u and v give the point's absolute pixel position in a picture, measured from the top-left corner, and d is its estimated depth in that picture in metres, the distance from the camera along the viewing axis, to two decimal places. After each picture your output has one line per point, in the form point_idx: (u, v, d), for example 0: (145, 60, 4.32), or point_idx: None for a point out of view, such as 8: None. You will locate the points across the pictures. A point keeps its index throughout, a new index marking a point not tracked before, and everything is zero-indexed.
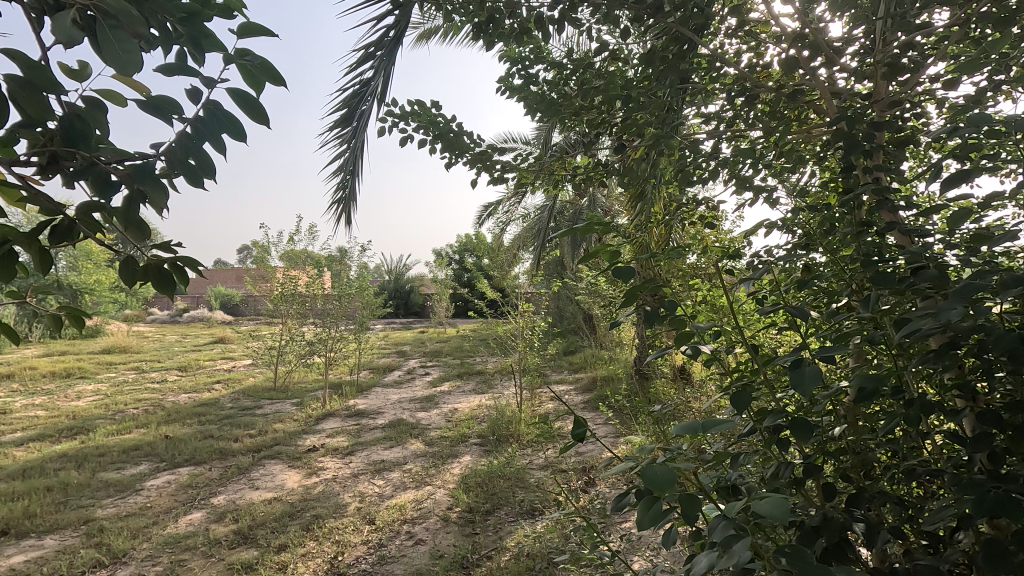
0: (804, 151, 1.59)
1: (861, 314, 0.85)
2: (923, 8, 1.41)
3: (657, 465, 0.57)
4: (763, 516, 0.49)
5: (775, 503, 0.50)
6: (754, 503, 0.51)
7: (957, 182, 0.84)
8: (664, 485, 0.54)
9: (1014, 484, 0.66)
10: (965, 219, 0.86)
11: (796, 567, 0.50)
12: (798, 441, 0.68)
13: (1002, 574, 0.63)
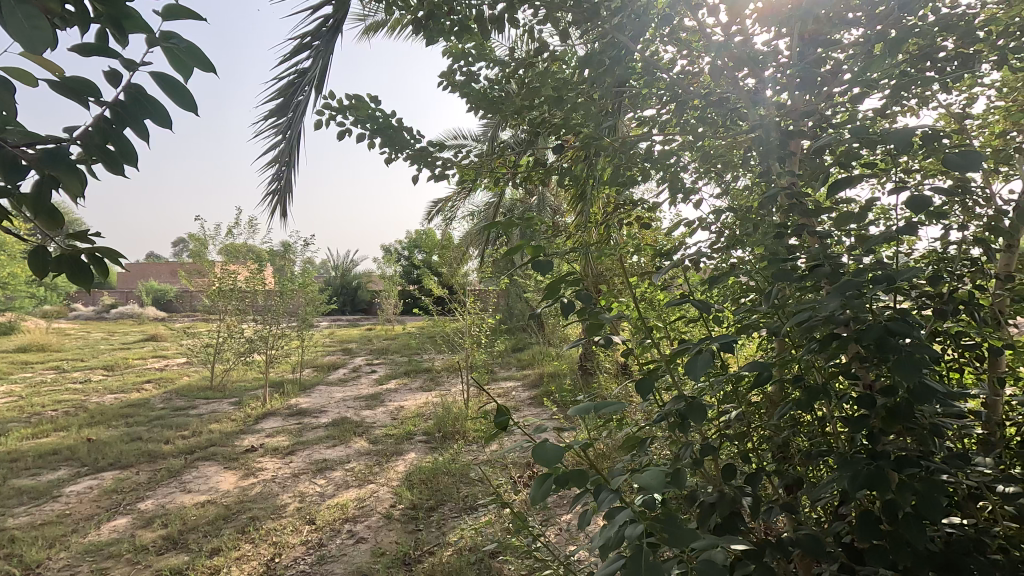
0: (733, 157, 1.69)
1: (765, 308, 0.92)
2: (837, 26, 1.53)
3: (550, 446, 0.61)
4: (638, 484, 0.54)
5: (654, 475, 0.55)
6: (633, 475, 0.57)
7: (834, 191, 0.96)
8: (554, 461, 0.60)
9: (886, 459, 0.74)
10: (847, 219, 0.96)
11: (671, 535, 0.55)
12: (695, 423, 0.73)
13: (871, 539, 0.71)
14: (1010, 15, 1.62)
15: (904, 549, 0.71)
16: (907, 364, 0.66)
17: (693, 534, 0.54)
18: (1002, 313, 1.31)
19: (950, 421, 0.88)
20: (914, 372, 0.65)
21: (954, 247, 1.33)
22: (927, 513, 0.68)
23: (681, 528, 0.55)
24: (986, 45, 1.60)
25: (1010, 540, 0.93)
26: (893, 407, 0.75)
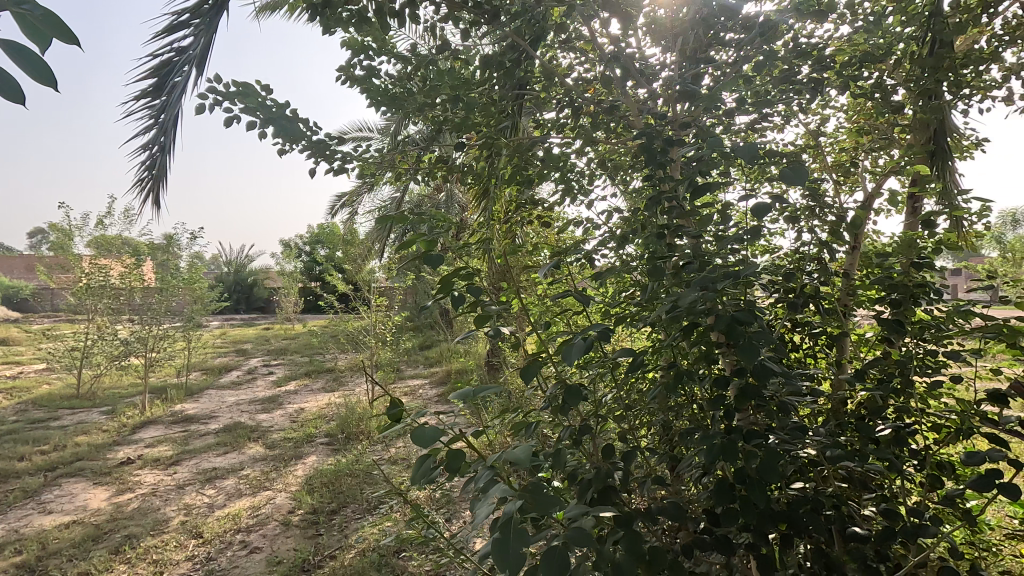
0: (625, 162, 1.80)
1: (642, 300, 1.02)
2: (713, 46, 1.68)
3: (429, 429, 0.67)
4: (509, 458, 0.60)
5: (523, 448, 0.60)
6: (506, 451, 0.62)
7: (707, 194, 1.09)
8: (431, 442, 0.66)
9: (736, 432, 0.85)
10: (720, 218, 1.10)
11: (540, 504, 0.59)
12: (573, 406, 0.79)
13: (723, 502, 0.81)
14: (852, 49, 1.87)
15: (751, 510, 0.82)
16: (747, 347, 0.77)
17: (558, 501, 0.58)
18: (843, 306, 1.52)
19: (794, 398, 1.02)
20: (752, 354, 0.76)
21: (805, 248, 1.53)
22: (766, 476, 0.79)
23: (548, 496, 0.60)
24: (833, 73, 1.83)
25: (840, 498, 1.09)
26: (742, 386, 0.86)
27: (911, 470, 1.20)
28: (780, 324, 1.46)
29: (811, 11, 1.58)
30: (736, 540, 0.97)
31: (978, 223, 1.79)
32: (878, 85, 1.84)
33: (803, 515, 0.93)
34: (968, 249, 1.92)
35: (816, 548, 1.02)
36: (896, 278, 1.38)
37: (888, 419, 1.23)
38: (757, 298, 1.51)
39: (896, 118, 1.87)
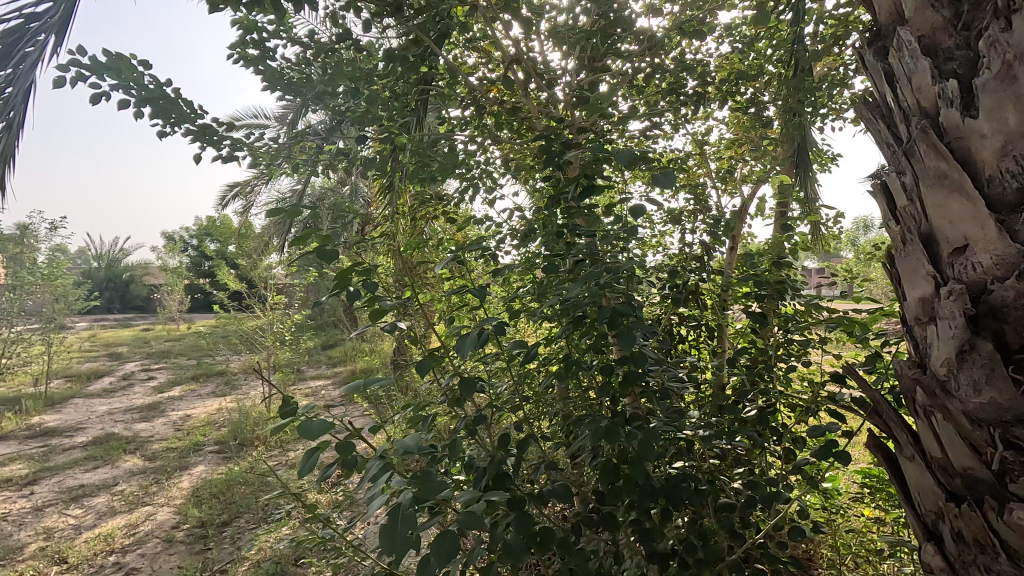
0: (528, 162, 1.86)
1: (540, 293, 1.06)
2: (609, 55, 1.78)
3: (316, 423, 0.67)
4: (397, 447, 0.62)
5: (411, 436, 0.62)
6: (395, 440, 0.64)
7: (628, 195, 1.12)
8: (318, 435, 0.66)
9: (621, 417, 0.92)
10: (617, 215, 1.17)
11: (428, 488, 0.62)
12: (466, 396, 0.83)
13: (608, 481, 0.88)
14: (730, 67, 2.06)
15: (633, 486, 0.89)
16: (626, 336, 0.85)
17: (445, 484, 0.62)
18: (720, 300, 1.68)
19: (673, 384, 1.12)
20: (630, 343, 0.83)
21: (688, 247, 1.67)
22: (645, 454, 0.87)
23: (435, 481, 0.63)
24: (714, 87, 2.01)
25: (713, 472, 1.22)
26: (625, 372, 0.94)
27: (772, 445, 1.36)
28: (666, 317, 1.59)
29: (693, 30, 1.72)
30: (623, 515, 1.06)
31: (831, 226, 2.05)
32: (752, 101, 2.05)
33: (679, 489, 1.04)
34: (823, 250, 2.19)
35: (691, 519, 1.13)
36: (762, 274, 1.55)
37: (753, 400, 1.39)
38: (647, 293, 1.63)
39: (766, 132, 2.09)
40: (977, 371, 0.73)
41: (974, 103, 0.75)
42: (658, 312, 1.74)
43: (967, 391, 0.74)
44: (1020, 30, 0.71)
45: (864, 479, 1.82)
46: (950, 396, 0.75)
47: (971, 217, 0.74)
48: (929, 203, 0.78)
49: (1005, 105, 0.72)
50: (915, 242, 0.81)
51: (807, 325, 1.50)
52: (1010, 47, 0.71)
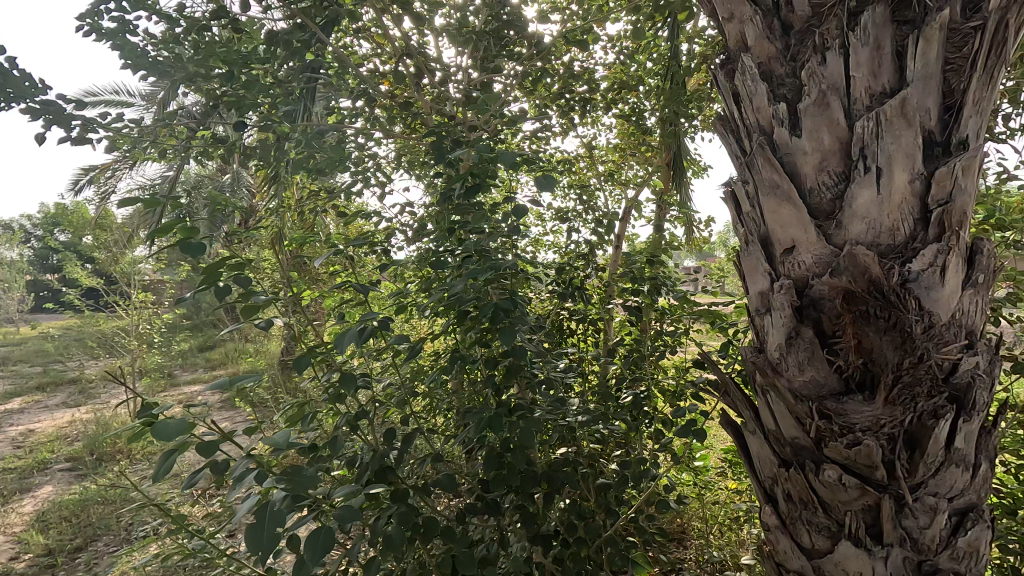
0: (421, 157, 1.85)
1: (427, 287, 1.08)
2: (500, 56, 1.82)
3: (172, 422, 0.62)
4: (266, 443, 0.60)
5: (281, 432, 0.61)
6: (265, 436, 0.62)
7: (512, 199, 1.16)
8: (175, 435, 0.62)
9: (504, 409, 0.97)
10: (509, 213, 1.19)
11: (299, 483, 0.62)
12: (346, 392, 0.83)
13: (492, 470, 0.92)
14: (615, 77, 2.19)
15: (514, 473, 0.94)
16: (506, 331, 0.91)
17: (318, 477, 0.62)
18: (603, 295, 1.79)
19: (554, 376, 1.19)
20: (510, 337, 0.89)
21: (575, 246, 1.76)
22: (525, 443, 0.93)
23: (309, 474, 0.63)
24: (599, 95, 2.13)
25: (591, 456, 1.31)
26: (508, 365, 1.00)
27: (646, 428, 1.48)
28: (554, 312, 1.67)
29: (578, 39, 1.81)
30: (508, 503, 1.11)
31: (701, 228, 2.26)
32: (633, 110, 2.19)
33: (560, 473, 1.11)
34: (695, 249, 2.41)
35: (572, 501, 1.22)
36: (639, 272, 1.68)
37: (629, 388, 1.51)
38: (536, 289, 1.70)
39: (646, 139, 2.25)
40: (801, 354, 0.86)
41: (798, 124, 0.87)
42: (548, 307, 1.83)
43: (793, 371, 0.87)
44: (833, 64, 0.83)
45: (727, 455, 2.04)
46: (780, 376, 0.87)
47: (797, 222, 0.86)
48: (766, 208, 0.90)
49: (821, 127, 0.84)
50: (755, 242, 0.93)
51: (676, 318, 1.65)
52: (825, 77, 0.83)
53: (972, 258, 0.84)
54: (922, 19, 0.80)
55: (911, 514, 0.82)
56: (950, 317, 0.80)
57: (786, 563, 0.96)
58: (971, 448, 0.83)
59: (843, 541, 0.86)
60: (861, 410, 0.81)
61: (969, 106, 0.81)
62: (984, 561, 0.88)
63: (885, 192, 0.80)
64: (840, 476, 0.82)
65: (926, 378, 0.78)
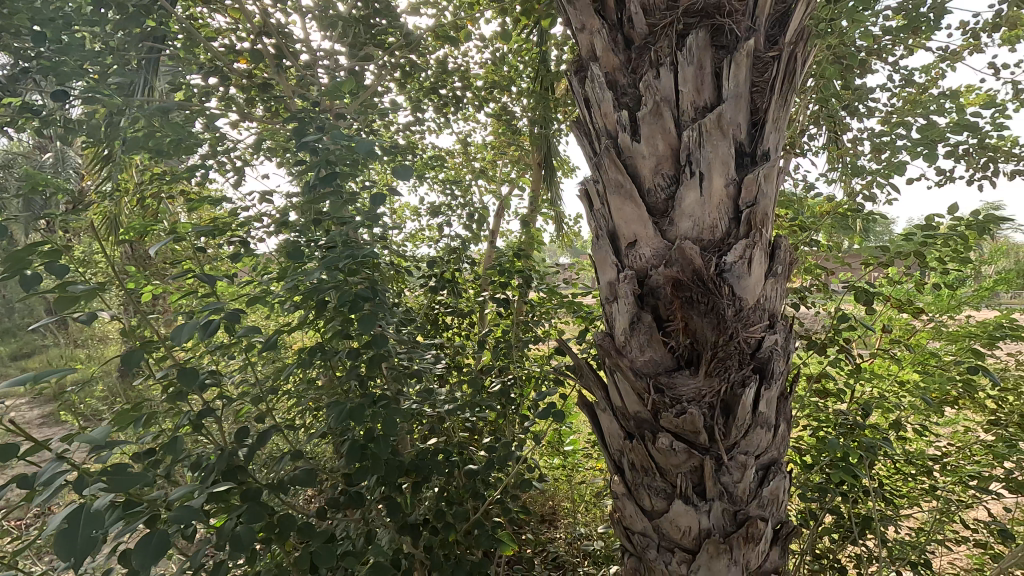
0: (284, 142, 1.74)
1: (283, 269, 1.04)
2: (370, 44, 1.78)
3: None
4: (82, 441, 0.59)
5: (100, 430, 0.61)
6: (79, 436, 0.60)
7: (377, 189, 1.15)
8: None
9: (367, 399, 0.98)
10: (376, 204, 1.18)
11: (121, 482, 0.60)
12: (184, 386, 0.78)
13: (354, 461, 0.93)
14: (487, 76, 2.23)
15: (378, 463, 0.95)
16: (365, 317, 0.92)
17: (142, 475, 0.61)
18: (475, 289, 1.84)
19: (420, 365, 1.21)
20: (368, 324, 0.91)
21: (447, 239, 1.78)
22: (389, 430, 0.94)
23: (132, 473, 0.62)
24: (473, 92, 2.16)
25: (460, 443, 1.35)
26: (371, 354, 1.00)
27: (514, 415, 1.55)
28: (426, 305, 1.68)
29: (448, 35, 1.83)
30: (375, 496, 1.10)
31: (570, 224, 2.39)
32: (505, 110, 2.26)
33: (427, 461, 1.13)
34: (565, 245, 2.54)
35: (441, 488, 1.24)
36: (508, 265, 1.75)
37: (498, 377, 1.56)
38: (409, 282, 1.69)
39: (518, 139, 2.33)
40: (641, 337, 0.96)
41: (638, 131, 0.96)
42: (421, 301, 1.82)
43: (635, 352, 0.97)
44: (665, 78, 0.93)
45: (593, 437, 2.19)
46: (624, 357, 0.97)
47: (637, 218, 0.96)
48: (613, 205, 0.99)
49: (656, 134, 0.94)
50: (604, 236, 1.02)
51: (543, 309, 1.74)
52: (659, 90, 0.93)
53: (774, 252, 1.00)
54: (734, 46, 0.93)
55: (728, 471, 0.96)
56: (755, 301, 0.94)
57: (631, 526, 1.07)
58: (772, 412, 0.98)
59: (675, 500, 0.98)
60: (688, 384, 0.93)
61: (770, 123, 0.96)
62: (784, 507, 1.05)
63: (706, 194, 0.92)
64: (672, 442, 0.94)
65: (736, 353, 0.92)
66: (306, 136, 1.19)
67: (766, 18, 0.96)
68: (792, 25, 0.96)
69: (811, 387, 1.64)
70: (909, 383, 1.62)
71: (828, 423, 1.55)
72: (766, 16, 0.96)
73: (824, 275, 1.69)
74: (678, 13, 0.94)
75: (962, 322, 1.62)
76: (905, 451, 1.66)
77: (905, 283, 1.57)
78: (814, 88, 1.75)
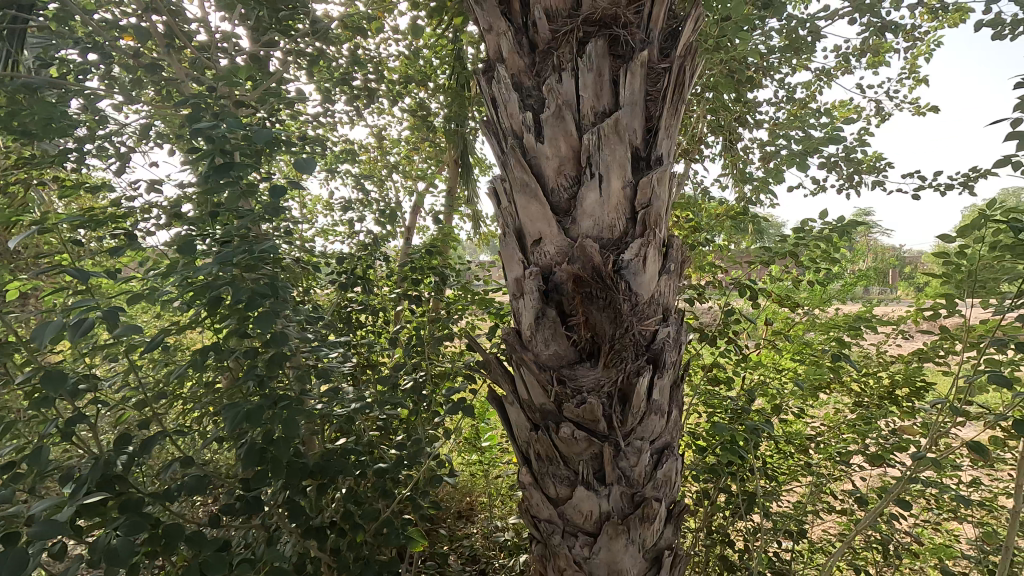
0: (177, 129, 1.62)
1: (172, 260, 0.96)
2: (274, 29, 1.69)
3: None
4: None
5: None
6: None
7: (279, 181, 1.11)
8: None
9: (266, 400, 0.94)
10: (278, 197, 1.13)
11: None
12: (49, 393, 0.72)
13: (251, 465, 0.89)
14: (402, 71, 2.20)
15: (278, 466, 0.92)
16: (263, 315, 0.89)
17: None
18: (388, 286, 1.80)
19: (326, 364, 1.18)
20: (265, 322, 0.88)
21: (359, 236, 1.74)
22: (289, 431, 0.91)
23: None
24: (386, 86, 2.12)
25: (370, 442, 1.32)
26: (271, 353, 0.96)
27: (427, 412, 1.54)
28: (337, 302, 1.63)
29: (359, 26, 1.79)
30: (276, 500, 1.06)
31: (487, 223, 2.41)
32: (420, 105, 2.24)
33: (333, 461, 1.10)
34: (483, 243, 2.56)
35: (349, 489, 1.21)
36: (422, 262, 1.73)
37: (410, 374, 1.55)
38: (317, 279, 1.64)
39: (434, 135, 2.31)
40: (545, 331, 0.99)
41: (542, 132, 1.00)
42: (331, 298, 1.77)
43: (539, 346, 1.00)
44: (567, 83, 0.98)
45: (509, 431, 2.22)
46: (529, 351, 1.00)
47: (542, 217, 0.99)
48: (518, 204, 1.01)
49: (559, 136, 0.98)
50: (510, 234, 1.05)
51: (457, 306, 1.75)
52: (561, 94, 0.97)
53: (667, 250, 1.07)
54: (630, 56, 0.99)
55: (625, 456, 1.02)
56: (649, 296, 1.01)
57: (538, 514, 1.10)
58: (666, 399, 1.06)
59: (578, 486, 1.02)
60: (589, 375, 0.98)
61: (662, 130, 1.03)
62: (677, 488, 1.13)
63: (605, 195, 0.98)
64: (573, 431, 0.98)
65: (632, 345, 0.98)
66: (200, 124, 1.12)
67: (659, 32, 1.04)
68: (681, 40, 1.04)
69: (706, 376, 1.77)
70: (789, 371, 1.79)
71: (719, 408, 1.69)
72: (658, 30, 1.03)
73: (717, 272, 1.83)
74: (579, 21, 0.98)
75: (832, 315, 1.81)
76: (786, 432, 1.83)
77: (785, 280, 1.74)
78: (709, 99, 1.89)
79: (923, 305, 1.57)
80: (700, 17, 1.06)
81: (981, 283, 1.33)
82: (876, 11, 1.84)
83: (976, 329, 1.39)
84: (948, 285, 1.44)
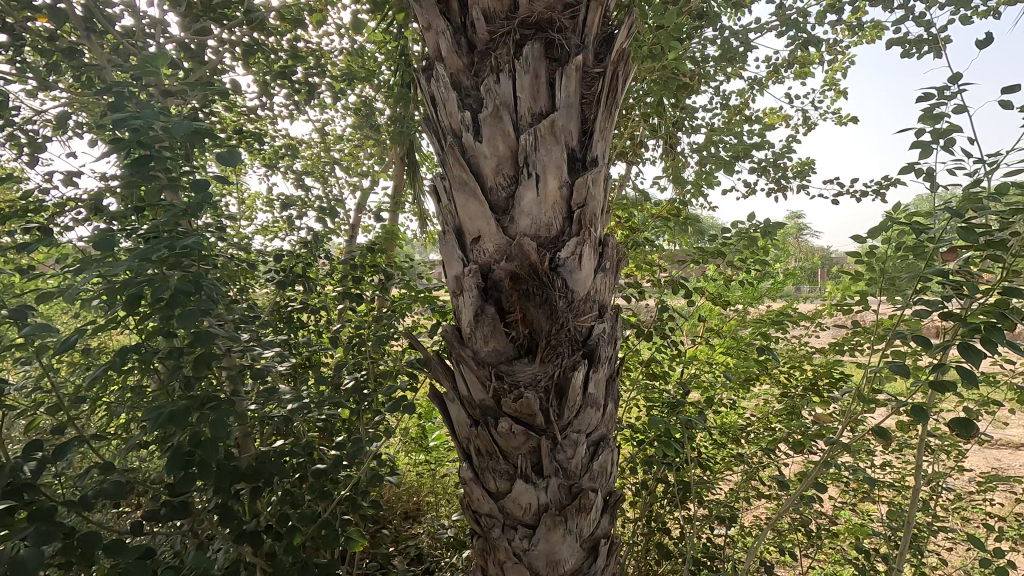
0: (99, 119, 1.53)
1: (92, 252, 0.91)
2: (207, 18, 1.63)
3: None
4: None
5: None
6: None
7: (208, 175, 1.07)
8: None
9: (191, 402, 0.91)
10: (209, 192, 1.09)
11: None
12: None
13: (175, 468, 0.86)
14: (345, 66, 2.16)
15: (205, 469, 0.88)
16: (186, 313, 0.86)
17: None
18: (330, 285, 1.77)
19: (259, 364, 1.14)
20: (188, 320, 0.85)
21: (299, 233, 1.69)
22: (217, 433, 0.88)
23: None
24: (328, 81, 2.07)
25: (308, 443, 1.29)
26: (198, 353, 0.93)
27: (369, 412, 1.52)
28: (274, 301, 1.59)
29: (298, 18, 1.74)
30: (205, 506, 1.02)
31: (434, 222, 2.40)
32: (365, 102, 2.21)
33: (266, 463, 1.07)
34: (430, 242, 2.55)
35: (285, 491, 1.18)
36: (365, 260, 1.71)
37: (352, 373, 1.53)
38: (254, 277, 1.58)
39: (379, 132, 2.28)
40: (484, 328, 1.01)
41: (480, 131, 1.01)
42: (269, 297, 1.72)
43: (478, 343, 1.01)
44: (505, 84, 0.99)
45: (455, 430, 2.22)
46: (468, 348, 1.01)
47: (480, 216, 1.01)
48: (458, 202, 1.02)
49: (497, 136, 1.00)
50: (450, 232, 1.06)
51: (401, 305, 1.73)
52: (498, 95, 0.99)
53: (602, 249, 1.11)
54: (565, 59, 1.02)
55: (562, 449, 1.05)
56: (585, 293, 1.04)
57: (478, 509, 1.12)
58: (601, 393, 1.09)
59: (517, 479, 1.04)
60: (526, 370, 1.00)
61: (597, 132, 1.06)
62: (613, 478, 1.17)
63: (541, 194, 1.00)
64: (511, 425, 1.00)
65: (568, 340, 1.01)
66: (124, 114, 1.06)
67: (594, 37, 1.07)
68: (615, 46, 1.07)
69: (645, 371, 1.83)
70: (722, 364, 1.88)
71: (656, 401, 1.75)
72: (593, 35, 1.06)
73: (656, 271, 1.90)
74: (515, 24, 1.00)
75: (762, 311, 1.91)
76: (719, 423, 1.92)
77: (718, 278, 1.82)
78: (648, 104, 1.95)
79: (841, 301, 1.68)
80: (633, 24, 1.09)
81: (889, 280, 1.44)
82: (800, 26, 1.96)
83: (885, 322, 1.50)
84: (862, 282, 1.55)
